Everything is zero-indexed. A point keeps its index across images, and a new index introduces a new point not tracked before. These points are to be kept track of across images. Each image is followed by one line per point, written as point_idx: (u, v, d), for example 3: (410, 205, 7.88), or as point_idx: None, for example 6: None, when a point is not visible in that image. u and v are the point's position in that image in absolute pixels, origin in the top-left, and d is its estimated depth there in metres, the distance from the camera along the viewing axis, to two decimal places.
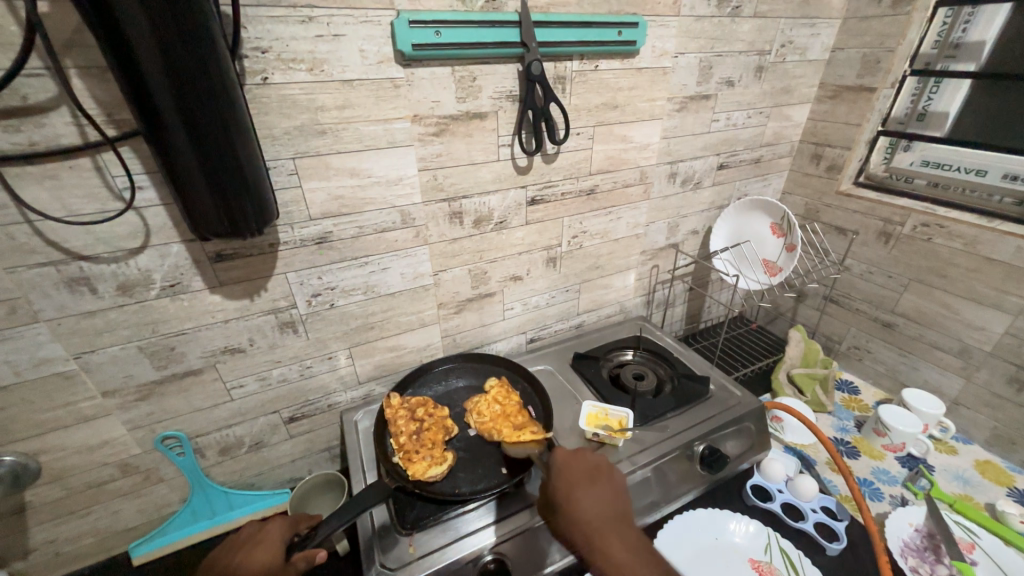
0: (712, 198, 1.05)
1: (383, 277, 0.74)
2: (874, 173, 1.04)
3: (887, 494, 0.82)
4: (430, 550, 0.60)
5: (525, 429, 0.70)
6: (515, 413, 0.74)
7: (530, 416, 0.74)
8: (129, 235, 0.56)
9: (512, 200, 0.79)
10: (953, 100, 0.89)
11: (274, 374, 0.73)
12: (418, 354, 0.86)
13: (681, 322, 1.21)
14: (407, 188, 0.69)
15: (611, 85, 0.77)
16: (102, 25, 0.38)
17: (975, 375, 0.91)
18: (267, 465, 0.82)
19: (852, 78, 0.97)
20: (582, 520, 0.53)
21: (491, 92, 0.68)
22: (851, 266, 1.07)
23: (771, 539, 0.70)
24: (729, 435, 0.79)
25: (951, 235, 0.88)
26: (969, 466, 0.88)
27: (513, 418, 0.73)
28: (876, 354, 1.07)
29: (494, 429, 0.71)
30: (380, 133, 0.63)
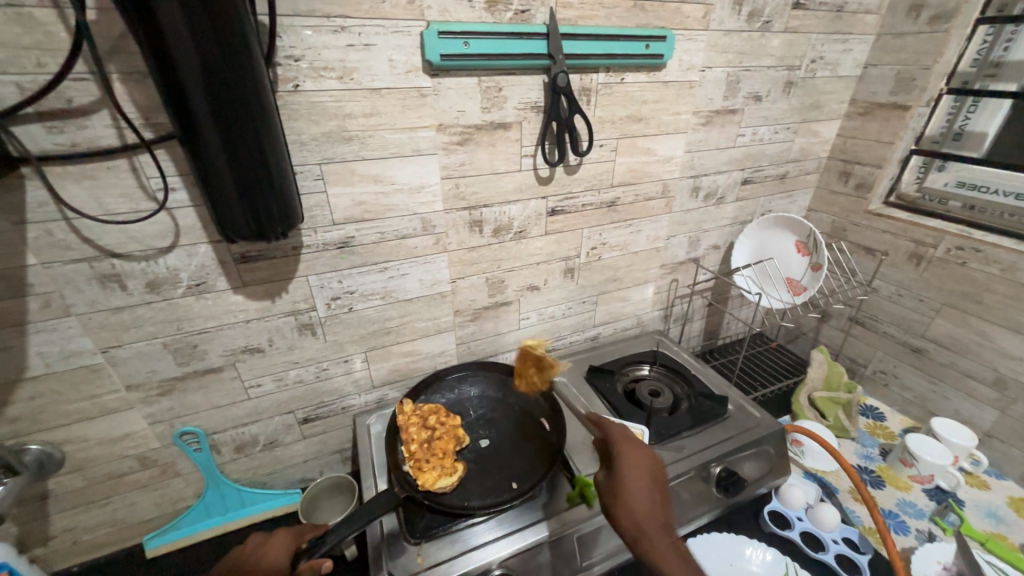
0: (735, 214, 1.03)
1: (401, 283, 0.74)
2: (906, 192, 1.01)
3: (913, 527, 0.79)
4: (437, 562, 0.59)
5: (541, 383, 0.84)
6: (546, 360, 0.86)
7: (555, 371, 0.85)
8: (159, 234, 0.57)
9: (533, 210, 0.79)
10: (992, 120, 0.86)
11: (291, 375, 0.74)
12: (432, 361, 0.86)
13: (699, 338, 1.19)
14: (430, 196, 0.69)
15: (636, 98, 0.76)
16: (146, 35, 0.40)
17: (1011, 408, 0.86)
18: (280, 465, 0.82)
19: (885, 95, 0.95)
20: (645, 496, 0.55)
21: (516, 102, 0.68)
22: (879, 287, 1.04)
23: (789, 569, 0.67)
24: (746, 457, 0.77)
25: (988, 260, 0.85)
26: (1003, 503, 0.84)
27: (540, 369, 0.85)
28: (904, 380, 1.03)
29: (522, 374, 0.85)
30: (406, 140, 0.63)
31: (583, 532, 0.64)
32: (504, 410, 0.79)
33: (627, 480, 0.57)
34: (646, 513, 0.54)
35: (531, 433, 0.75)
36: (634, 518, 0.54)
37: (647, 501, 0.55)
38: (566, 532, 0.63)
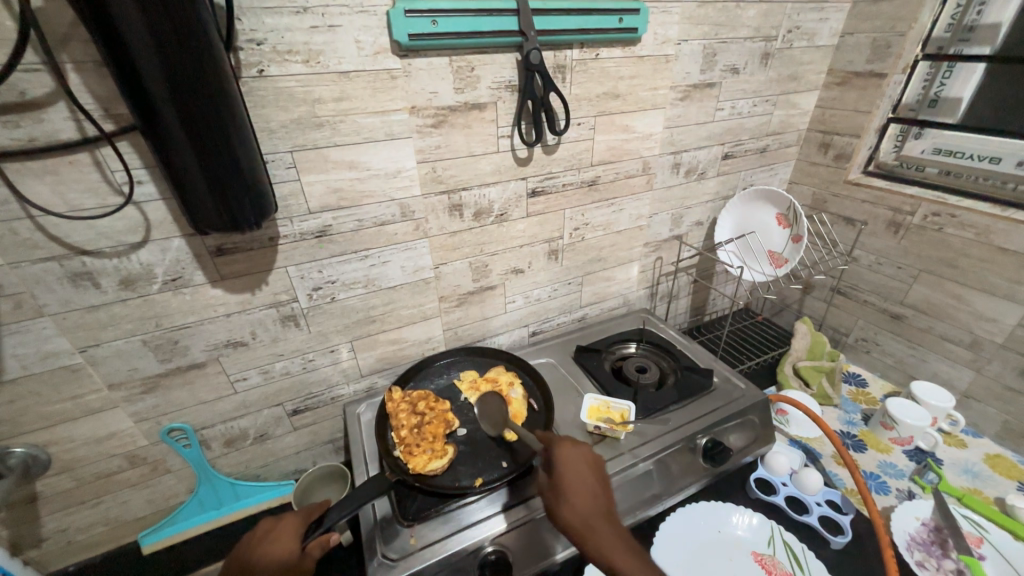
0: (717, 188, 1.03)
1: (383, 270, 0.74)
2: (884, 162, 1.02)
3: (893, 487, 0.81)
4: (431, 542, 0.60)
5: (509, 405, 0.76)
6: (504, 383, 0.80)
7: (521, 389, 0.80)
8: (130, 229, 0.56)
9: (513, 191, 0.78)
10: (967, 85, 0.87)
11: (277, 367, 0.74)
12: (419, 348, 0.86)
13: (685, 315, 1.20)
14: (406, 180, 0.68)
15: (612, 74, 0.75)
16: (100, 30, 0.39)
17: (985, 367, 0.89)
18: (272, 457, 0.83)
19: (861, 63, 0.95)
20: (579, 487, 0.56)
21: (489, 82, 0.67)
22: (859, 257, 1.06)
23: (774, 532, 0.69)
24: (732, 427, 0.78)
25: (963, 225, 0.86)
26: (978, 460, 0.87)
27: (503, 392, 0.79)
28: (885, 347, 1.05)
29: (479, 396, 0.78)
30: (379, 124, 0.62)
31: None
32: (498, 387, 0.80)
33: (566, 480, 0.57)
34: (584, 504, 0.55)
35: (524, 401, 0.77)
36: (574, 508, 0.55)
37: (583, 492, 0.56)
38: None
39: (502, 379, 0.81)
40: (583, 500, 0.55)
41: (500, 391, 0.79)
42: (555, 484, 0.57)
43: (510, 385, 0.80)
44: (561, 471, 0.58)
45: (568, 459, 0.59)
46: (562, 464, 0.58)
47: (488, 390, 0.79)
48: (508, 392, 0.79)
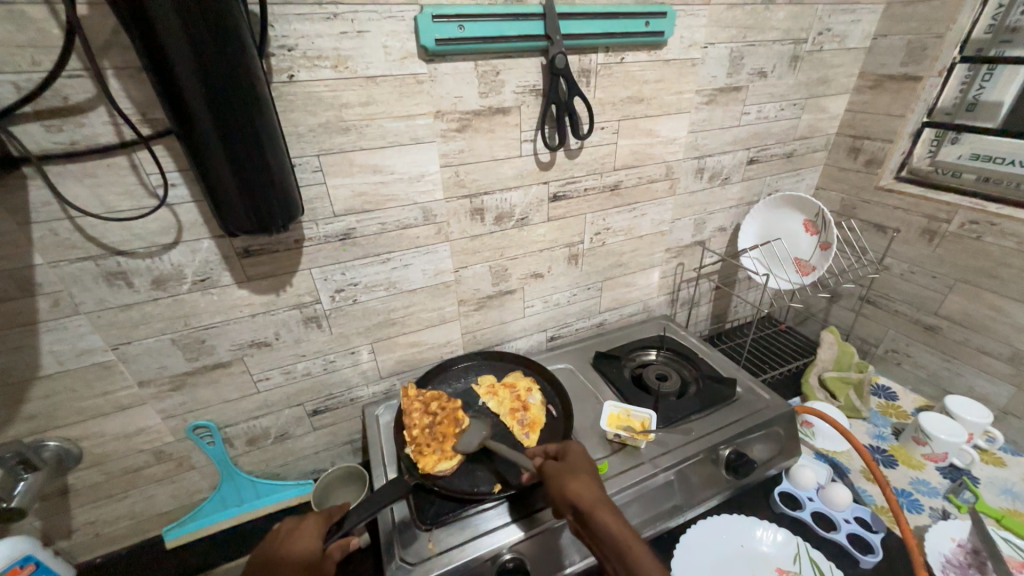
0: (741, 194, 1.01)
1: (404, 273, 0.74)
2: (918, 167, 0.99)
3: (927, 506, 0.78)
4: (448, 547, 0.60)
5: (527, 412, 0.76)
6: (523, 390, 0.80)
7: (539, 396, 0.79)
8: (162, 231, 0.57)
9: (534, 196, 0.78)
10: (1010, 87, 0.83)
11: (299, 367, 0.75)
12: (438, 351, 0.86)
13: (706, 322, 1.18)
14: (429, 184, 0.68)
15: (637, 78, 0.75)
16: (144, 43, 0.40)
17: None
18: (292, 456, 0.84)
19: (895, 66, 0.92)
20: (587, 471, 0.57)
21: (514, 86, 0.67)
22: (890, 265, 1.02)
23: (801, 549, 0.67)
24: (756, 439, 0.76)
25: (1003, 234, 0.82)
26: (1019, 480, 0.82)
27: (521, 399, 0.78)
28: (917, 358, 1.01)
29: (497, 401, 0.78)
30: (404, 129, 0.63)
31: None
32: (516, 393, 0.79)
33: (575, 465, 0.57)
34: (593, 488, 0.55)
35: (542, 408, 0.77)
36: (584, 489, 0.54)
37: (590, 479, 0.56)
38: None
39: (521, 385, 0.81)
40: (591, 487, 0.55)
41: (518, 396, 0.79)
42: (566, 465, 0.58)
43: (528, 391, 0.80)
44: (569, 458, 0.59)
45: (576, 451, 0.61)
46: (572, 452, 0.60)
47: (506, 395, 0.79)
48: (527, 398, 0.78)
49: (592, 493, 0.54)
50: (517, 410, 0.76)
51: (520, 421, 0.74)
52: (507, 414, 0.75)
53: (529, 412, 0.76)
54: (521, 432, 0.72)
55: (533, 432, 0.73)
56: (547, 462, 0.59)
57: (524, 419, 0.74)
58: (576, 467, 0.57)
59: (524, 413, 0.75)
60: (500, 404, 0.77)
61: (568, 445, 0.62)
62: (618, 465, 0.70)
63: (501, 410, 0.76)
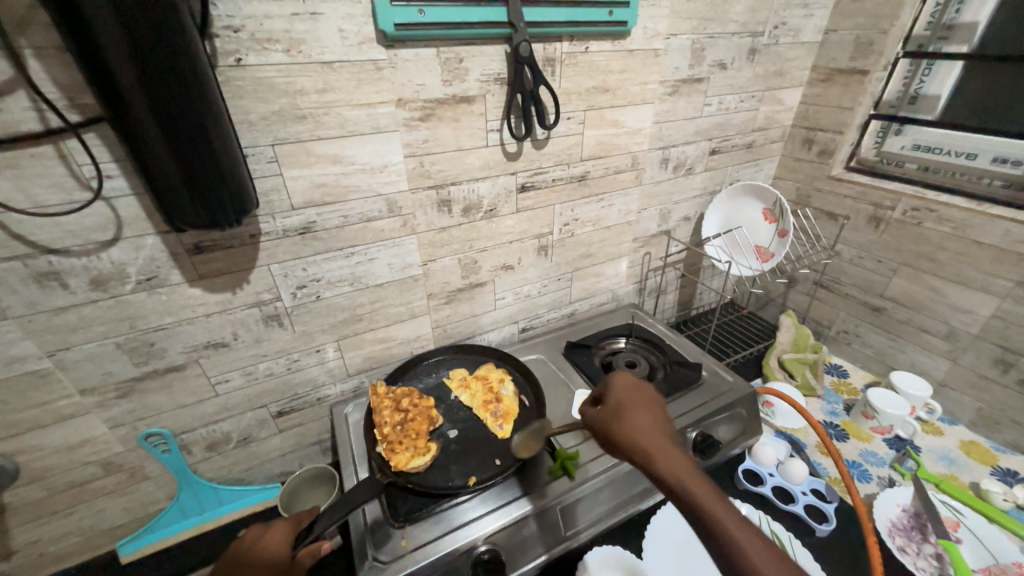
0: (705, 184, 1.04)
1: (370, 267, 0.72)
2: (865, 157, 1.03)
3: (875, 475, 0.83)
4: (423, 543, 0.59)
5: (500, 403, 0.76)
6: (495, 381, 0.80)
7: (512, 386, 0.80)
8: (99, 226, 0.53)
9: (502, 187, 0.77)
10: (946, 82, 0.89)
11: (260, 368, 0.72)
12: (408, 346, 0.85)
13: (673, 309, 1.21)
14: (393, 175, 0.66)
15: (602, 68, 0.75)
16: (64, 17, 0.36)
17: (961, 357, 0.92)
18: (256, 460, 0.80)
19: (845, 60, 0.96)
20: (632, 414, 0.55)
21: (478, 74, 0.66)
22: (841, 251, 1.08)
23: (762, 521, 0.71)
24: (720, 420, 0.79)
25: (941, 219, 0.88)
26: (955, 447, 0.89)
27: (494, 390, 0.78)
28: (865, 338, 1.07)
29: (470, 393, 0.78)
30: (364, 117, 0.60)
31: (566, 502, 0.65)
32: (488, 384, 0.80)
33: (622, 411, 0.56)
34: (642, 431, 0.53)
35: (514, 398, 0.78)
36: (633, 437, 0.53)
37: (639, 422, 0.54)
38: (550, 504, 0.64)
39: (493, 377, 0.81)
40: (640, 431, 0.53)
41: (491, 388, 0.79)
42: (614, 409, 0.57)
43: (501, 382, 0.80)
44: (616, 401, 0.58)
45: (625, 389, 0.59)
46: (621, 392, 0.59)
47: (479, 388, 0.79)
48: (499, 389, 0.79)
49: (642, 441, 0.52)
50: (490, 402, 0.76)
51: (494, 413, 0.74)
52: (480, 407, 0.75)
53: (501, 403, 0.76)
54: (495, 423, 0.73)
55: (507, 422, 0.73)
56: (594, 407, 0.59)
57: (497, 410, 0.75)
58: (625, 410, 0.56)
59: (497, 404, 0.76)
60: (473, 398, 0.77)
61: (614, 381, 0.60)
62: (590, 452, 0.71)
63: (474, 403, 0.76)
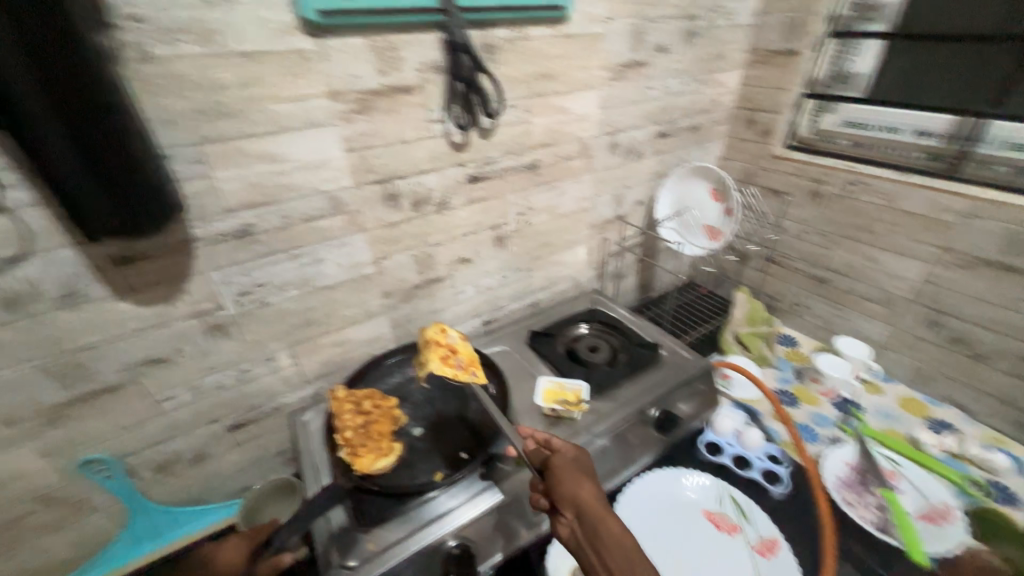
0: (655, 167, 1.06)
1: (319, 268, 0.70)
2: (804, 136, 1.07)
3: (825, 435, 0.88)
4: (390, 544, 0.58)
5: (462, 364, 0.72)
6: (440, 340, 0.73)
7: (458, 344, 0.75)
8: (4, 242, 0.49)
9: (452, 178, 0.76)
10: (870, 60, 0.94)
11: (207, 382, 0.68)
12: (367, 347, 0.83)
13: (634, 293, 1.24)
14: (335, 171, 0.64)
15: (543, 54, 0.74)
16: None
17: (896, 319, 0.98)
18: (213, 478, 0.77)
19: (778, 42, 1.00)
20: (587, 477, 0.59)
21: (415, 63, 0.64)
22: (786, 226, 1.12)
23: (724, 490, 0.73)
24: (680, 396, 0.81)
25: (873, 191, 0.93)
26: (894, 403, 0.96)
27: (447, 351, 0.73)
28: (812, 308, 1.13)
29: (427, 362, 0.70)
30: (296, 112, 0.58)
31: None
32: (437, 346, 0.72)
33: (581, 472, 0.59)
34: (598, 498, 0.56)
35: (464, 344, 0.76)
36: (591, 502, 0.55)
37: (596, 491, 0.57)
38: (519, 492, 0.65)
39: (433, 333, 0.74)
40: (597, 498, 0.56)
41: (438, 343, 0.73)
42: (576, 469, 0.59)
43: (443, 335, 0.75)
44: (576, 462, 0.61)
45: (582, 456, 0.62)
46: (581, 458, 0.61)
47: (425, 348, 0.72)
48: (448, 341, 0.74)
49: (599, 509, 0.55)
50: (449, 356, 0.72)
51: (461, 367, 0.71)
52: (443, 362, 0.70)
53: (462, 357, 0.73)
54: (470, 374, 0.71)
55: (475, 369, 0.74)
56: (556, 459, 0.61)
57: (461, 361, 0.72)
58: (583, 472, 0.59)
59: (459, 363, 0.72)
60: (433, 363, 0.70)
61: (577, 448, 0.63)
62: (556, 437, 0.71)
63: (433, 362, 0.69)
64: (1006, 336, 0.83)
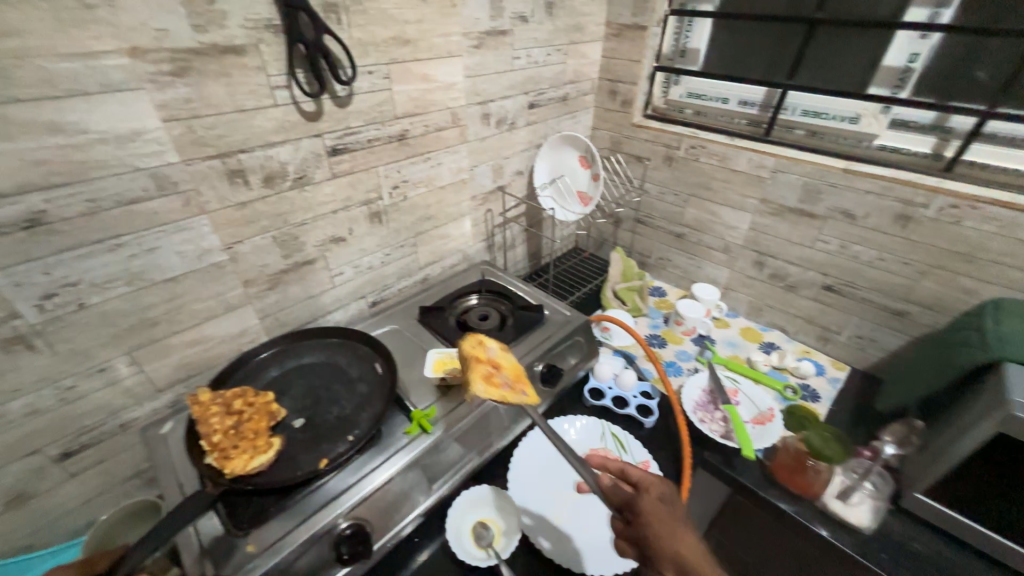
0: (530, 137, 1.10)
1: (151, 259, 0.60)
2: (658, 105, 1.19)
3: (685, 368, 1.02)
4: (271, 542, 0.55)
5: (510, 384, 0.65)
6: (482, 358, 0.68)
7: (506, 363, 0.69)
8: None
9: (307, 150, 0.70)
10: (702, 37, 1.06)
11: (12, 408, 0.56)
12: (232, 343, 0.75)
13: (524, 261, 1.29)
14: (153, 144, 0.55)
15: (396, 16, 0.71)
16: None
17: (735, 264, 1.16)
18: (45, 518, 0.65)
19: (628, 16, 1.07)
20: (673, 522, 0.53)
21: (241, 19, 0.57)
22: (648, 189, 1.25)
23: (605, 428, 0.83)
24: (563, 350, 0.88)
25: (711, 154, 1.07)
26: (737, 334, 1.14)
27: (490, 371, 0.66)
28: (674, 261, 1.29)
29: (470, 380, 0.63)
30: (82, 71, 0.48)
31: (426, 462, 0.66)
32: (479, 364, 0.66)
33: (668, 518, 0.54)
34: (695, 547, 0.51)
35: (507, 361, 0.70)
36: (688, 556, 0.50)
37: (693, 539, 0.52)
38: (411, 465, 0.65)
39: (473, 348, 0.69)
40: (693, 550, 0.51)
41: (480, 360, 0.67)
42: (663, 514, 0.54)
43: (482, 351, 0.70)
44: (661, 503, 0.55)
45: (664, 491, 0.57)
46: (665, 497, 0.56)
47: (469, 366, 0.66)
48: (491, 358, 0.68)
49: (699, 563, 0.49)
50: (495, 374, 0.65)
51: (507, 386, 0.64)
52: (488, 383, 0.63)
53: (507, 375, 0.66)
54: (517, 393, 0.63)
55: (524, 387, 0.66)
56: (642, 503, 0.55)
57: (507, 379, 0.65)
58: (669, 515, 0.54)
59: (505, 381, 0.65)
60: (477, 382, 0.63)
61: (659, 483, 0.57)
62: (447, 405, 0.73)
63: (478, 381, 0.62)
64: (809, 269, 1.03)
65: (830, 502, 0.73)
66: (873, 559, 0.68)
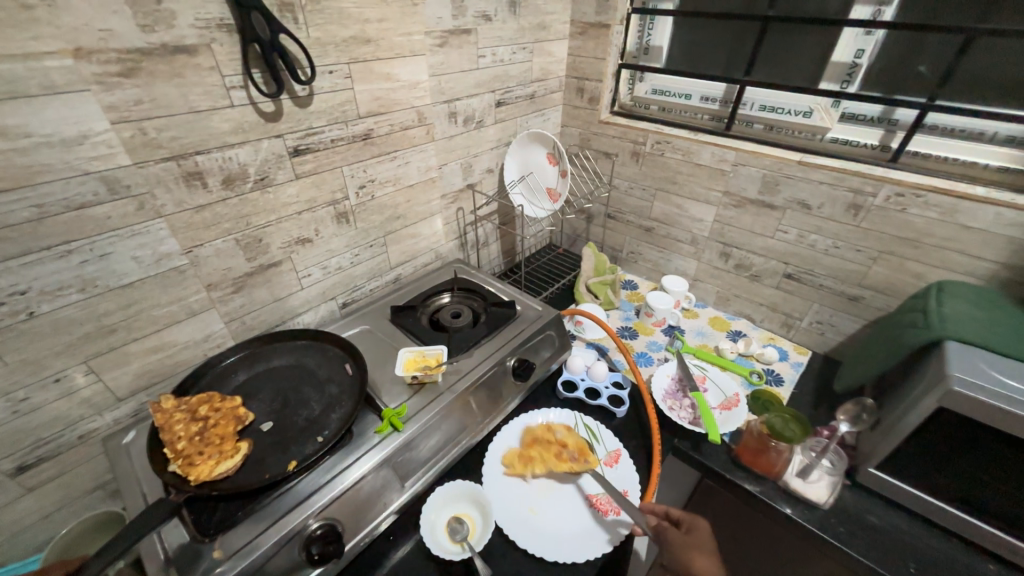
0: (498, 135, 1.10)
1: (105, 265, 0.59)
2: (624, 102, 1.22)
3: (656, 358, 1.05)
4: (240, 546, 0.54)
5: (574, 454, 0.76)
6: (546, 437, 0.79)
7: (568, 435, 0.79)
8: None
9: (268, 151, 0.69)
10: (664, 34, 1.08)
11: None
12: (197, 349, 0.74)
13: (498, 259, 1.30)
14: (103, 146, 0.54)
15: (355, 16, 0.71)
16: None
17: (702, 256, 1.19)
18: (3, 535, 0.63)
19: (592, 15, 1.09)
20: (699, 551, 0.64)
21: (191, 18, 0.56)
22: (618, 185, 1.27)
23: (578, 419, 0.85)
24: (534, 344, 0.89)
25: (676, 149, 1.10)
26: (705, 323, 1.18)
27: (556, 446, 0.77)
28: (645, 255, 1.31)
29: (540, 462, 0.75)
30: (21, 73, 0.47)
31: (397, 459, 0.67)
32: (546, 445, 0.78)
33: (695, 548, 0.64)
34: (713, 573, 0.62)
35: (572, 433, 0.80)
36: None
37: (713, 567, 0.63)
38: (381, 462, 0.65)
39: (541, 431, 0.80)
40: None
41: (548, 441, 0.78)
42: (692, 546, 0.64)
43: (550, 432, 0.80)
44: (693, 535, 0.65)
45: (697, 526, 0.67)
46: (696, 529, 0.66)
47: (541, 447, 0.77)
48: (556, 436, 0.79)
49: None
50: (563, 452, 0.76)
51: (574, 459, 0.75)
52: (558, 461, 0.75)
53: (570, 446, 0.77)
54: (584, 464, 0.74)
55: (589, 455, 0.76)
56: (676, 536, 0.65)
57: (574, 452, 0.76)
58: (696, 545, 0.64)
59: (570, 453, 0.76)
60: (546, 461, 0.75)
61: (693, 519, 0.67)
62: (419, 402, 0.73)
63: (549, 463, 0.75)
64: (770, 258, 1.07)
65: (790, 480, 0.77)
66: (831, 533, 0.71)
